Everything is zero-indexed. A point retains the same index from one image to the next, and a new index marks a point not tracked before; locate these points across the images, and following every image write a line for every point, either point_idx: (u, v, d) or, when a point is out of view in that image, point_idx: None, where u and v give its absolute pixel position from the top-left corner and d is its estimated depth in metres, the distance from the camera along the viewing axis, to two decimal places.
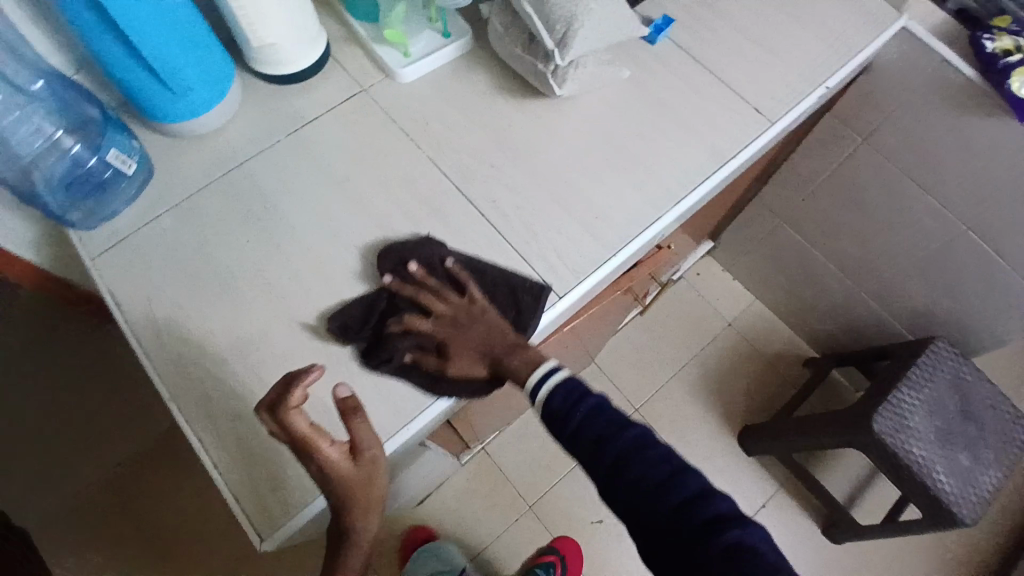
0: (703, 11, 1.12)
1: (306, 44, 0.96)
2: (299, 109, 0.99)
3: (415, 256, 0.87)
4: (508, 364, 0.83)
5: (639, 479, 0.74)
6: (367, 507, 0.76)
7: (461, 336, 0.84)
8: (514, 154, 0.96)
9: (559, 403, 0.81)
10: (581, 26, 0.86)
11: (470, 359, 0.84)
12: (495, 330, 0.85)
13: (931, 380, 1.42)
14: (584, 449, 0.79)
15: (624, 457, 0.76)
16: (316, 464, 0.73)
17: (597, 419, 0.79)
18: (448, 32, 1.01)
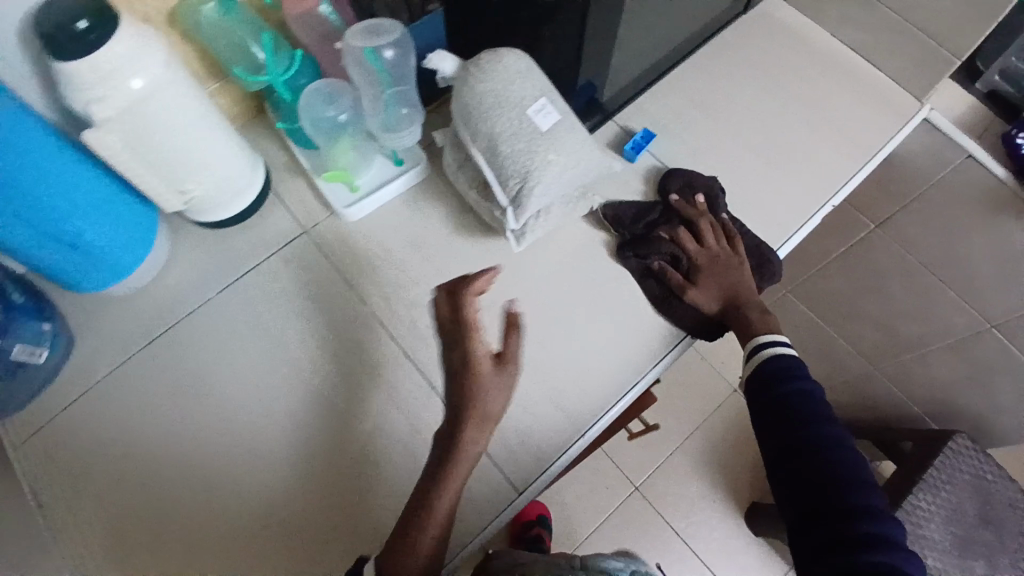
0: (693, 118, 0.99)
1: (240, 191, 0.86)
2: (235, 256, 0.89)
3: (700, 189, 0.91)
4: (743, 317, 0.81)
5: (814, 471, 0.66)
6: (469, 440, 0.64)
7: (714, 266, 0.85)
8: (473, 307, 0.86)
9: (770, 374, 0.75)
10: (537, 182, 0.74)
11: (711, 292, 0.84)
12: (744, 283, 0.84)
13: (948, 483, 1.27)
14: (769, 412, 0.72)
15: (812, 445, 0.68)
16: (463, 345, 0.64)
17: (803, 403, 0.71)
18: (400, 158, 0.91)
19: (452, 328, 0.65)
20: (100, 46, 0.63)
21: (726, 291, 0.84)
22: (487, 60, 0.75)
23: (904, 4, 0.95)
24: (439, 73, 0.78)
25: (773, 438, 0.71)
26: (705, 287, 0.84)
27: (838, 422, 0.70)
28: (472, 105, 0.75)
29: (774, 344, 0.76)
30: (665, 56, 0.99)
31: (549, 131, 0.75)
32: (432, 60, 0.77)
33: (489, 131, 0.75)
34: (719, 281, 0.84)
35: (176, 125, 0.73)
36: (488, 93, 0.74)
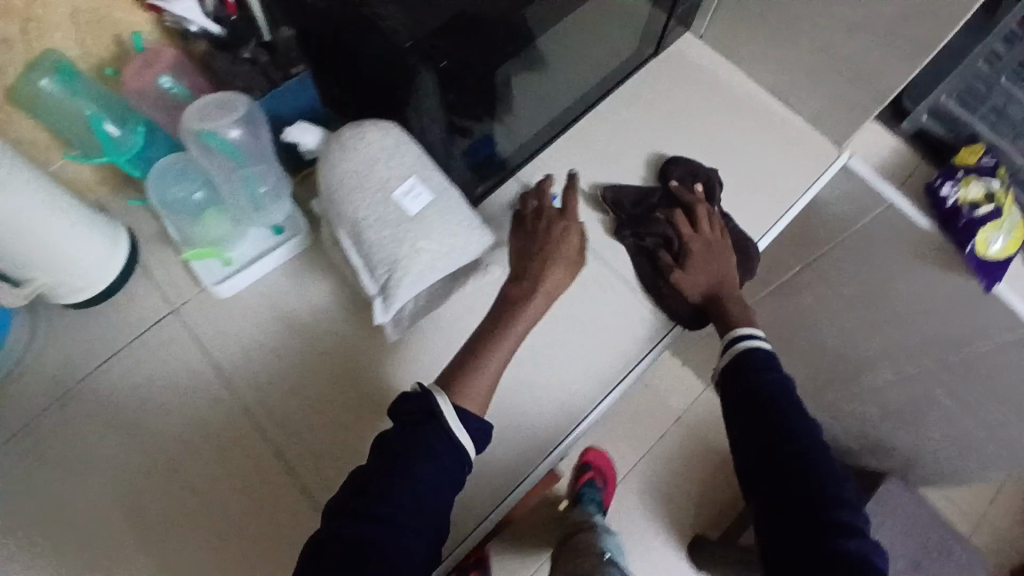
0: (597, 173, 0.93)
1: (91, 273, 0.78)
2: (94, 339, 0.80)
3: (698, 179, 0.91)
4: (721, 310, 0.80)
5: (790, 461, 0.65)
6: (554, 278, 0.76)
7: (705, 253, 0.84)
8: (356, 392, 0.79)
9: (750, 362, 0.74)
10: (406, 272, 0.68)
11: (698, 279, 0.83)
12: (729, 275, 0.83)
13: (887, 526, 1.24)
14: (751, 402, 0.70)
15: (785, 441, 0.67)
16: (557, 224, 0.80)
17: (781, 388, 0.71)
18: (279, 227, 0.82)
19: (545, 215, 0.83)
20: None
21: (712, 282, 0.82)
22: (349, 136, 0.68)
23: (818, 51, 0.90)
24: (300, 146, 0.71)
25: (747, 431, 0.69)
26: (693, 273, 0.83)
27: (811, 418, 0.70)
28: (333, 185, 0.68)
29: (751, 338, 0.75)
30: (564, 110, 0.92)
31: (418, 215, 0.69)
32: (290, 133, 0.70)
33: (351, 217, 0.68)
34: (706, 271, 0.83)
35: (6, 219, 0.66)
36: (349, 173, 0.68)
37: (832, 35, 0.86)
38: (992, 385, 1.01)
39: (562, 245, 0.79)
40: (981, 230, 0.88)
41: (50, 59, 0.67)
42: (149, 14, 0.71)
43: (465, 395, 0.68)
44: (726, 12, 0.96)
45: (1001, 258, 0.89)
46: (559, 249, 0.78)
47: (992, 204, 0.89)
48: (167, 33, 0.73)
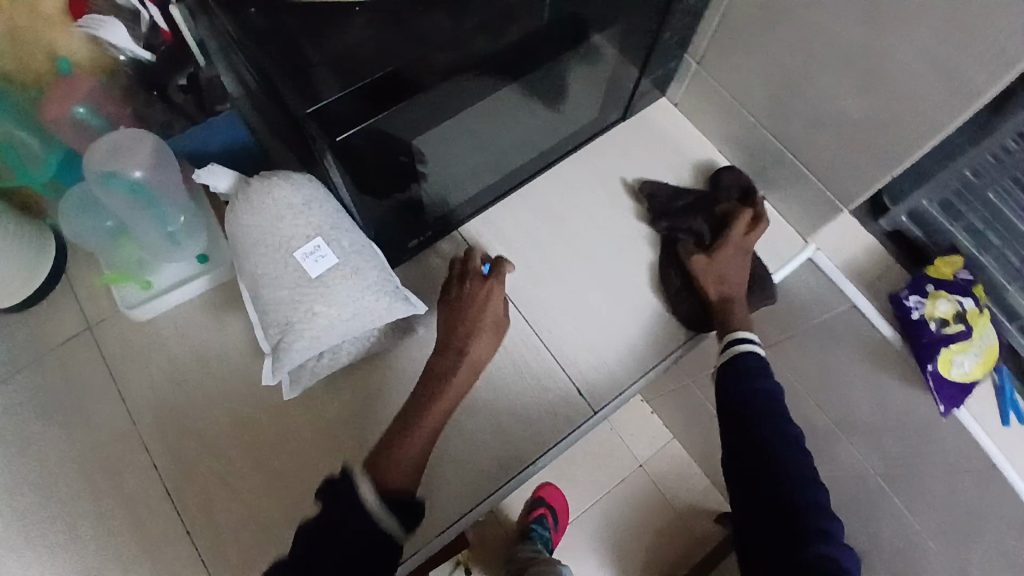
0: (544, 236, 0.90)
1: (9, 284, 0.77)
2: (4, 349, 0.80)
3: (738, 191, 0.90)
4: (727, 312, 0.80)
5: (771, 468, 0.64)
6: (476, 350, 0.72)
7: (731, 252, 0.83)
8: (251, 440, 0.77)
9: (743, 371, 0.72)
10: (299, 334, 0.65)
11: (712, 274, 0.83)
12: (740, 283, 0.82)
13: None
14: (737, 411, 0.69)
15: (763, 454, 0.65)
16: (475, 290, 0.75)
17: (763, 396, 0.70)
18: (203, 255, 0.79)
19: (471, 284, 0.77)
20: None
21: (725, 281, 0.82)
22: (256, 189, 0.66)
23: (790, 136, 0.85)
24: (213, 188, 0.68)
25: (734, 436, 0.68)
26: (711, 269, 0.82)
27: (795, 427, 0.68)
28: (238, 238, 0.67)
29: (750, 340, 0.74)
30: (517, 169, 0.89)
31: (318, 277, 0.66)
32: (199, 175, 0.67)
33: (252, 270, 0.66)
34: (723, 270, 0.82)
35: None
36: (254, 228, 0.66)
37: (805, 127, 0.82)
38: None
39: (479, 313, 0.74)
40: (943, 349, 0.79)
41: None
42: (82, 37, 0.67)
43: (396, 471, 0.61)
44: (700, 85, 0.92)
45: (965, 384, 0.79)
46: (478, 318, 0.73)
47: (963, 322, 0.78)
48: (102, 64, 0.70)
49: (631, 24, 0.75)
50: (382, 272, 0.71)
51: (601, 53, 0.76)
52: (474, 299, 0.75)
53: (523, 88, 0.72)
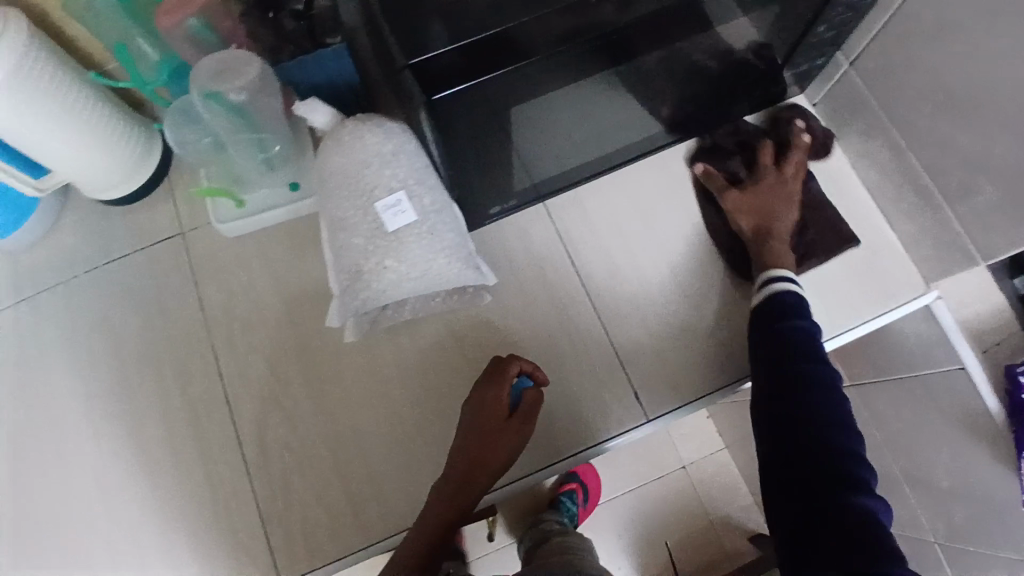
0: (635, 225, 0.85)
1: (117, 179, 0.82)
2: (109, 238, 0.86)
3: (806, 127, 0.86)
4: (763, 245, 0.78)
5: (806, 413, 0.64)
6: (483, 464, 0.69)
7: (767, 185, 0.82)
8: (309, 370, 0.79)
9: (777, 307, 0.72)
10: (367, 288, 0.66)
11: (751, 210, 0.81)
12: (782, 218, 0.80)
13: None
14: (774, 350, 0.69)
15: (801, 408, 0.64)
16: (485, 394, 0.70)
17: (798, 341, 0.68)
18: (295, 184, 0.82)
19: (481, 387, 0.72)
20: None
21: (759, 214, 0.81)
22: (349, 132, 0.65)
23: (939, 168, 0.74)
24: (309, 122, 0.68)
25: (770, 373, 0.68)
26: (746, 201, 0.81)
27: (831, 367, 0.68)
28: (325, 178, 0.67)
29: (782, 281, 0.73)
30: (618, 150, 0.84)
31: (395, 233, 0.65)
32: (299, 108, 0.67)
33: (332, 214, 0.66)
34: (759, 203, 0.81)
35: (24, 126, 0.70)
36: (340, 170, 0.65)
37: (955, 162, 0.72)
38: None
39: (484, 422, 0.69)
40: None
41: None
42: None
43: None
44: (844, 90, 0.82)
45: None
46: (486, 429, 0.69)
47: None
48: None
49: (773, 14, 0.67)
50: (457, 236, 0.69)
51: (735, 40, 0.68)
52: (482, 406, 0.69)
53: (636, 68, 0.67)
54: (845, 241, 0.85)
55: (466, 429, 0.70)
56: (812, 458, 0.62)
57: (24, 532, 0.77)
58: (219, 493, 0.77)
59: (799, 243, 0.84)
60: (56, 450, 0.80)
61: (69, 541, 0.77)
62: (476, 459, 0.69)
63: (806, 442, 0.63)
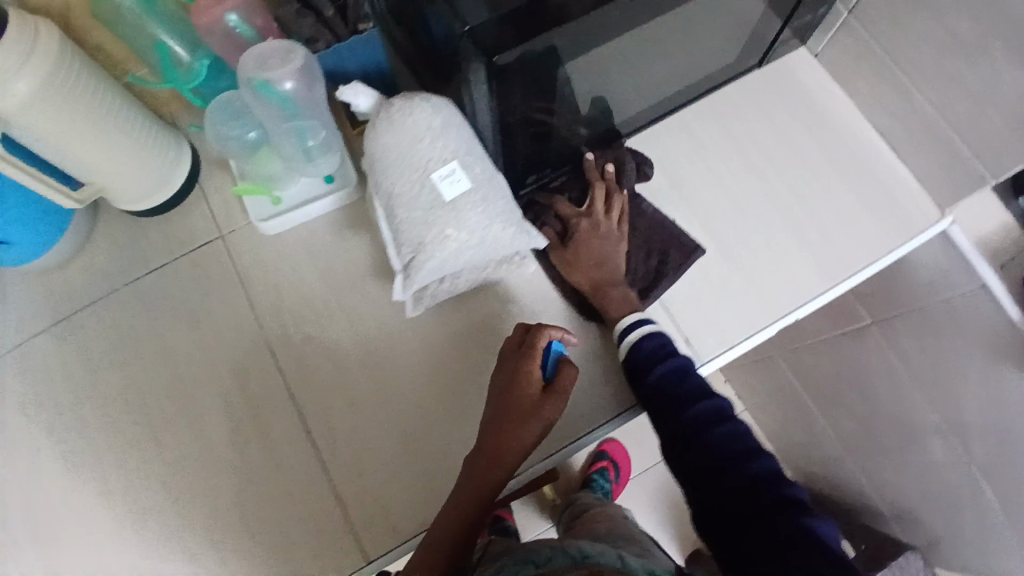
0: (662, 186, 0.88)
1: (151, 188, 0.83)
2: (146, 249, 0.86)
3: (611, 158, 0.84)
4: (604, 298, 0.77)
5: (712, 452, 0.60)
6: (512, 439, 0.67)
7: (590, 235, 0.79)
8: (365, 356, 0.80)
9: (643, 360, 0.70)
10: (428, 261, 0.68)
11: (583, 266, 0.78)
12: (615, 263, 0.78)
13: None
14: (657, 406, 0.67)
15: (703, 451, 0.61)
16: (515, 367, 0.69)
17: (670, 386, 0.67)
18: (329, 176, 0.83)
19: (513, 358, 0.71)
20: None
21: (593, 270, 0.78)
22: (397, 109, 0.67)
23: (944, 98, 0.79)
24: (353, 106, 0.70)
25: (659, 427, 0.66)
26: (574, 258, 0.78)
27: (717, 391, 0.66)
28: (375, 157, 0.68)
29: (634, 330, 0.72)
30: (641, 112, 0.86)
31: (452, 201, 0.67)
32: (344, 92, 0.69)
33: (388, 191, 0.68)
34: (590, 259, 0.78)
35: (57, 128, 0.69)
36: (391, 149, 0.67)
37: (961, 94, 0.77)
38: None
39: (517, 399, 0.68)
40: None
41: None
42: None
43: None
44: (847, 37, 0.86)
45: None
46: (513, 405, 0.68)
47: None
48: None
49: None
50: (508, 204, 0.71)
51: None
52: (512, 379, 0.69)
53: (665, 27, 0.69)
54: (690, 252, 0.83)
55: (496, 406, 0.69)
56: (741, 494, 0.58)
57: (93, 547, 0.77)
58: (293, 485, 0.77)
59: (643, 273, 0.81)
60: (113, 463, 0.79)
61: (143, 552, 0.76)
62: (507, 435, 0.67)
63: (722, 476, 0.59)
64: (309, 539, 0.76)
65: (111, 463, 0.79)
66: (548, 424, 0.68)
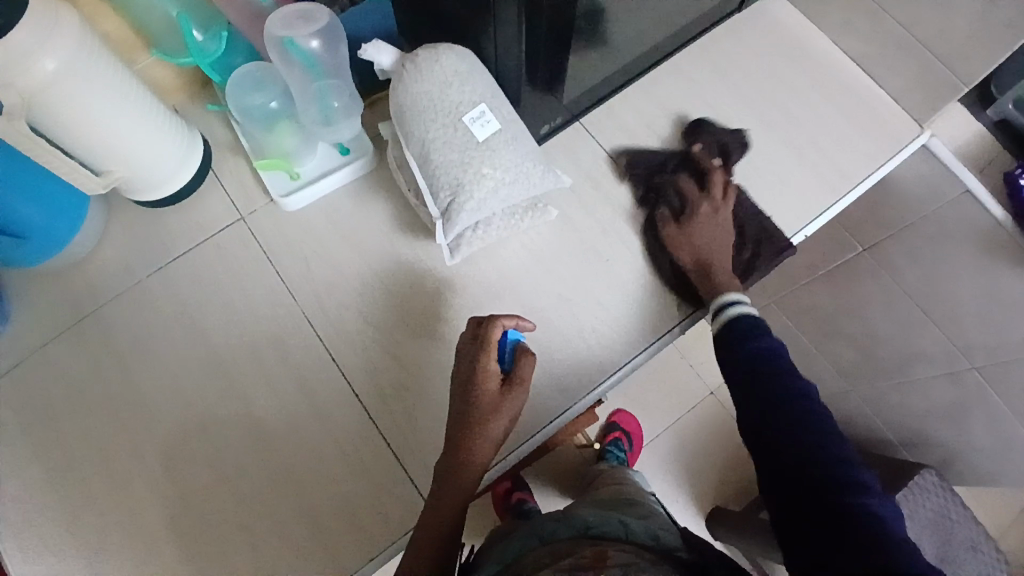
0: (667, 126, 0.91)
1: (169, 173, 0.82)
2: (167, 238, 0.85)
3: (721, 151, 0.89)
4: (712, 275, 0.79)
5: (793, 423, 0.62)
6: (478, 438, 0.68)
7: (707, 218, 0.82)
8: (404, 314, 0.81)
9: (739, 329, 0.72)
10: (468, 200, 0.70)
11: (694, 244, 0.80)
12: (725, 248, 0.81)
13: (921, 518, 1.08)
14: (746, 373, 0.68)
15: (785, 420, 0.63)
16: (473, 363, 0.69)
17: (763, 359, 0.69)
18: (346, 147, 0.84)
19: (470, 354, 0.71)
20: (13, 27, 0.60)
21: (701, 250, 0.80)
22: (424, 57, 0.70)
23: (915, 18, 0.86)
24: (376, 64, 0.72)
25: (744, 396, 0.68)
26: (689, 234, 0.81)
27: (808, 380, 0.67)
28: (406, 105, 0.70)
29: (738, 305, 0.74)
30: (639, 57, 0.90)
31: (485, 141, 0.70)
32: (366, 50, 0.71)
33: (421, 138, 0.70)
34: (700, 237, 0.81)
35: (79, 109, 0.68)
36: (421, 95, 0.70)
37: None
38: None
39: (479, 396, 0.68)
40: None
41: None
42: None
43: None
44: None
45: None
46: (477, 401, 0.69)
47: None
48: None
49: None
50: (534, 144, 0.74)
51: None
52: (470, 377, 0.69)
53: None
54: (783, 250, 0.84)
55: (460, 406, 0.70)
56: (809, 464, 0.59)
57: (148, 536, 0.75)
58: (347, 448, 0.77)
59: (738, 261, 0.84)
60: (157, 451, 0.77)
61: (200, 535, 0.75)
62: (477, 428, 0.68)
63: (801, 445, 0.61)
64: (372, 499, 0.75)
65: (154, 450, 0.77)
66: (514, 416, 0.70)
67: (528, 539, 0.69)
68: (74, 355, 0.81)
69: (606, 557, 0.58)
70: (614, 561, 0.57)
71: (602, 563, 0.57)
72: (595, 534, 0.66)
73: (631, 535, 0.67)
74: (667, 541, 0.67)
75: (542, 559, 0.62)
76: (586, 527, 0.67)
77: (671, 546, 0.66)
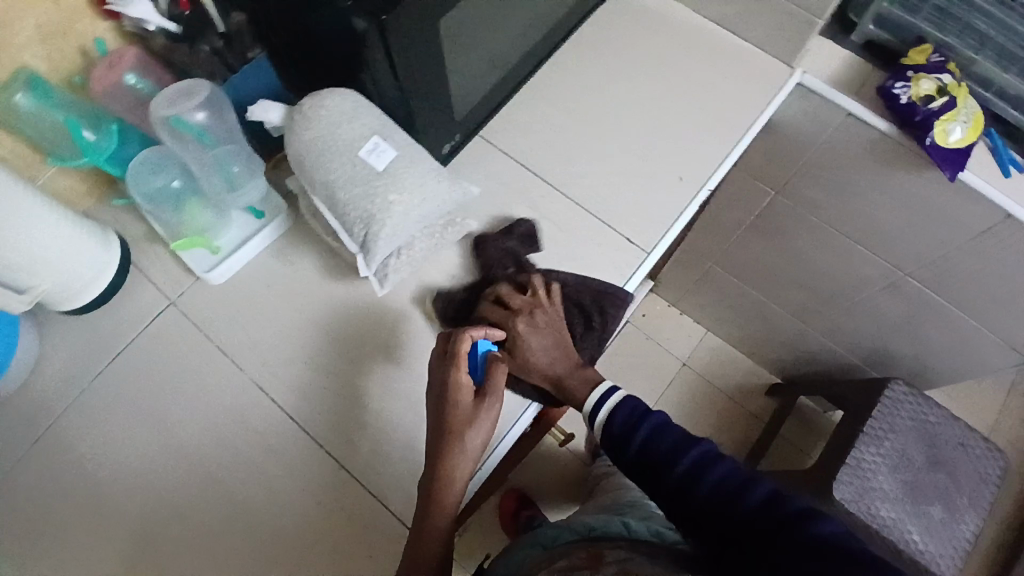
0: (561, 119, 0.94)
1: (90, 277, 0.81)
2: (103, 341, 0.84)
3: (509, 260, 0.84)
4: (568, 388, 0.76)
5: (717, 496, 0.61)
6: (457, 455, 0.69)
7: (528, 333, 0.77)
8: (352, 355, 0.82)
9: (618, 428, 0.71)
10: (381, 229, 0.71)
11: (534, 364, 0.76)
12: (560, 347, 0.78)
13: (892, 433, 1.19)
14: (652, 468, 0.67)
15: (714, 500, 0.61)
16: (444, 378, 0.71)
17: (653, 446, 0.67)
18: (260, 211, 0.85)
19: (440, 368, 0.72)
20: None
21: (542, 367, 0.77)
22: (309, 106, 0.72)
23: None
24: (265, 122, 0.74)
25: (654, 487, 0.66)
26: (524, 360, 0.76)
27: (703, 442, 0.65)
28: (303, 154, 0.73)
29: (603, 404, 0.73)
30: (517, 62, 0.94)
31: (385, 170, 0.73)
32: (253, 111, 0.73)
33: (324, 182, 0.73)
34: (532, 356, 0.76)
35: None
36: (315, 140, 0.72)
37: None
38: (979, 273, 1.02)
39: (454, 408, 0.70)
40: (937, 122, 0.88)
41: (21, 76, 0.72)
42: (105, 20, 0.76)
43: None
44: None
45: (962, 148, 0.89)
46: (450, 415, 0.70)
47: (947, 95, 0.88)
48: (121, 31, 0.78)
49: None
50: (434, 162, 0.77)
51: None
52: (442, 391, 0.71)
53: None
54: (621, 298, 0.82)
55: (435, 420, 0.71)
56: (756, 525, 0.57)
57: None
58: (326, 499, 0.77)
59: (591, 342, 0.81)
60: (136, 556, 0.75)
61: None
62: (463, 428, 0.69)
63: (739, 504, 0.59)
64: (362, 539, 0.75)
65: (132, 555, 0.75)
66: (494, 421, 0.71)
67: (530, 547, 0.71)
68: (30, 483, 0.78)
69: (602, 555, 0.59)
70: (610, 557, 0.58)
71: (598, 562, 0.58)
72: (598, 535, 0.68)
73: (633, 534, 0.68)
74: (669, 536, 0.69)
75: (542, 560, 0.64)
76: (588, 530, 0.70)
77: (674, 541, 0.68)
